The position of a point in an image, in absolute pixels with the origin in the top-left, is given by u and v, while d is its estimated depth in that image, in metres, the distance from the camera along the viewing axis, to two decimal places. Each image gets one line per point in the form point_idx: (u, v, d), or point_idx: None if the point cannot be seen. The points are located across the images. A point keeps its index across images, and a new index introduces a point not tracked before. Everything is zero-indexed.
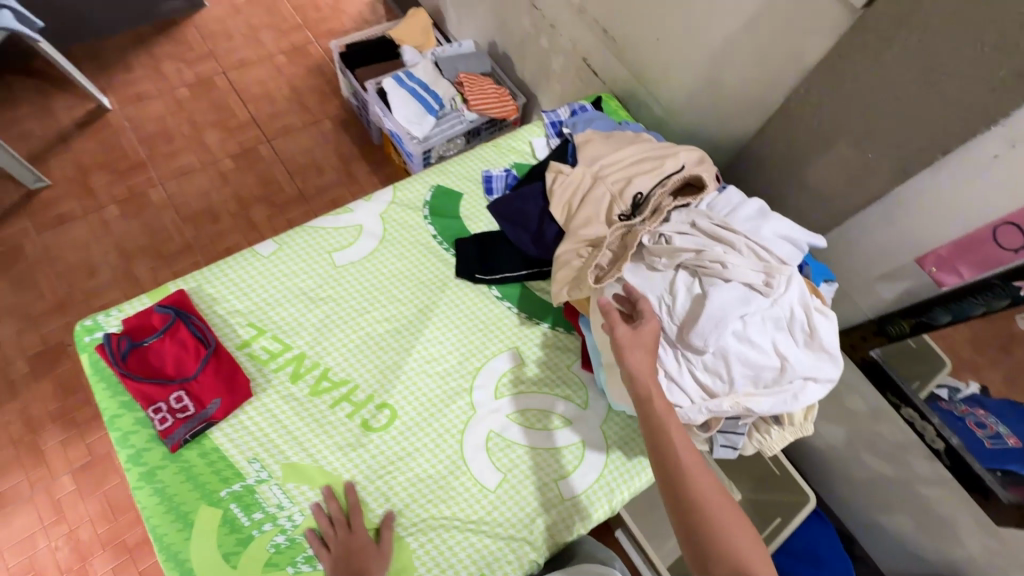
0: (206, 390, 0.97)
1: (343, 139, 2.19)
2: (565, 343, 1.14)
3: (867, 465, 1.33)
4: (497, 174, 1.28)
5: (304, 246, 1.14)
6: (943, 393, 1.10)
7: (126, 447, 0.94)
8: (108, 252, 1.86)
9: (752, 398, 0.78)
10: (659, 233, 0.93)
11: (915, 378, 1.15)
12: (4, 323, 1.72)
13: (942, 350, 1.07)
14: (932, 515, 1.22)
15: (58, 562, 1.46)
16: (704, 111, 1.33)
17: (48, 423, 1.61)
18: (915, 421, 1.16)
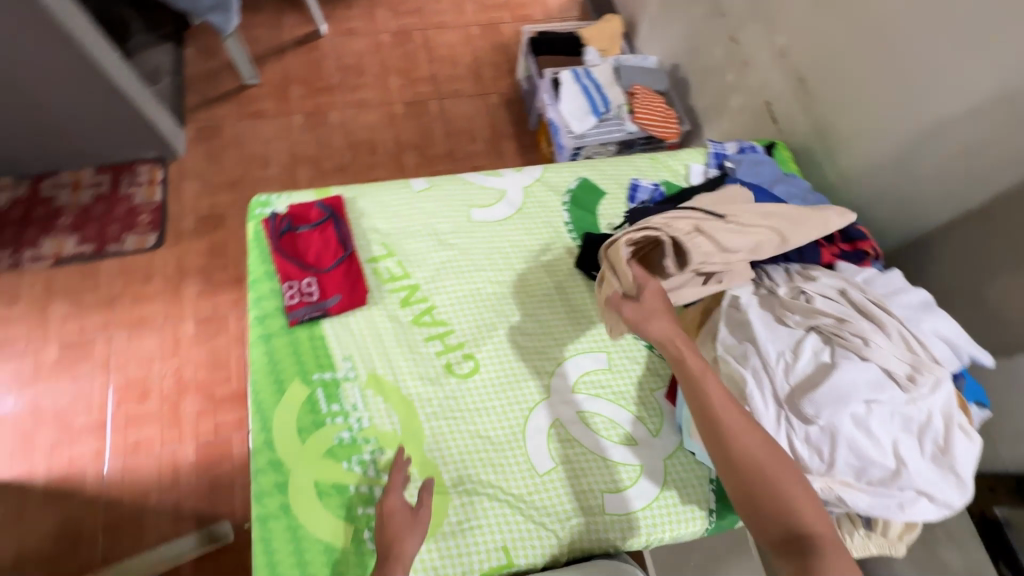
0: (332, 285, 1.09)
1: (502, 117, 2.31)
2: (656, 367, 1.12)
3: None
4: (646, 186, 1.29)
5: (450, 193, 1.23)
6: None
7: (256, 308, 1.08)
8: (283, 152, 2.13)
9: (850, 489, 0.72)
10: (799, 287, 0.87)
11: None
12: (189, 183, 2.03)
13: None
14: None
15: (162, 388, 1.72)
16: (884, 191, 1.23)
17: (193, 274, 1.88)
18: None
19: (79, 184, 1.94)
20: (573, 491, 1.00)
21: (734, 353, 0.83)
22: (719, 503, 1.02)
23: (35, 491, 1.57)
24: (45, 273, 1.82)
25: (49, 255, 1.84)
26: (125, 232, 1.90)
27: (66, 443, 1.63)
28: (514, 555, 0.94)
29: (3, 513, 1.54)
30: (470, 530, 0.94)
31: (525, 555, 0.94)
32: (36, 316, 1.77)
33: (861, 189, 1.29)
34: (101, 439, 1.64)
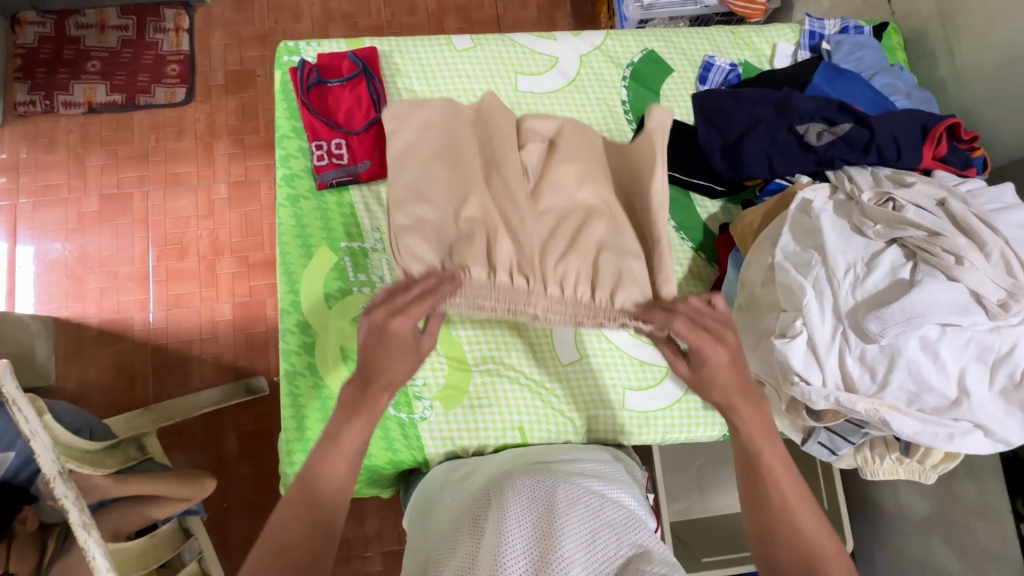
0: (362, 149, 1.01)
1: None
2: (698, 270, 1.05)
3: (919, 549, 1.18)
4: (720, 66, 1.11)
5: (496, 56, 1.09)
6: None
7: (284, 167, 1.02)
8: (315, 5, 1.92)
9: (897, 413, 0.67)
10: (889, 195, 0.75)
11: None
12: (217, 34, 1.88)
13: None
14: None
15: (199, 247, 1.75)
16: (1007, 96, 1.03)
17: (224, 134, 1.82)
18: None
19: (105, 25, 1.82)
20: (595, 383, 0.99)
21: (797, 261, 0.75)
22: None
23: (89, 330, 1.68)
24: (79, 120, 1.78)
25: (81, 102, 1.78)
26: (154, 83, 1.81)
27: (113, 289, 1.71)
28: (529, 436, 0.96)
29: (63, 346, 1.66)
30: (490, 409, 0.96)
31: (539, 439, 0.96)
32: (75, 164, 1.77)
33: (977, 90, 1.08)
34: (146, 290, 1.71)
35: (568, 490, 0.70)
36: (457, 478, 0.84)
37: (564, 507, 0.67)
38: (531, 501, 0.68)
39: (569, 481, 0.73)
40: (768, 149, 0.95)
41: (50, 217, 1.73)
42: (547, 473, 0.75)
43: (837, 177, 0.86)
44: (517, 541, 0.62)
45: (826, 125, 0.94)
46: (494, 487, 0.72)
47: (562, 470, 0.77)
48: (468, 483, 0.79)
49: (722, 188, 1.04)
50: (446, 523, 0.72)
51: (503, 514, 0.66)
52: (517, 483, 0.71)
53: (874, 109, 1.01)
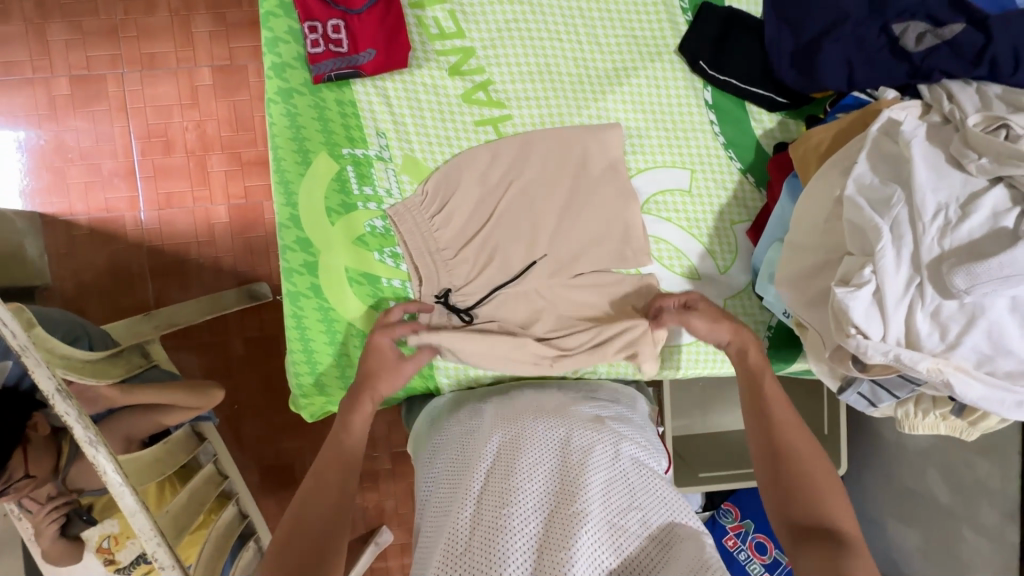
0: (364, 34, 0.84)
1: None
2: (745, 195, 0.93)
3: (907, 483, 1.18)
4: None
5: None
6: None
7: (272, 53, 0.84)
8: None
9: (966, 378, 0.60)
10: (1002, 122, 0.63)
11: None
12: None
13: None
14: (946, 554, 1.08)
15: (187, 141, 1.52)
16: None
17: (202, 7, 1.51)
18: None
19: None
20: None
21: (874, 197, 0.66)
22: (771, 350, 0.94)
23: (79, 229, 1.51)
24: None
25: None
26: None
27: (98, 185, 1.51)
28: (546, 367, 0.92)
29: (54, 245, 1.50)
30: None
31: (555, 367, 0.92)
32: (35, 35, 1.47)
33: None
34: (134, 187, 1.52)
35: (583, 438, 0.67)
36: (465, 411, 0.80)
37: (579, 458, 0.64)
38: (543, 450, 0.65)
39: (583, 426, 0.69)
40: (851, 55, 0.80)
41: (16, 102, 1.48)
42: (560, 416, 0.72)
43: (932, 95, 0.73)
44: (531, 501, 0.60)
45: (929, 26, 0.77)
46: (505, 433, 0.69)
47: (575, 412, 0.74)
48: (477, 418, 0.76)
49: (785, 101, 0.90)
50: (455, 464, 0.69)
51: (514, 469, 0.63)
52: (529, 430, 0.68)
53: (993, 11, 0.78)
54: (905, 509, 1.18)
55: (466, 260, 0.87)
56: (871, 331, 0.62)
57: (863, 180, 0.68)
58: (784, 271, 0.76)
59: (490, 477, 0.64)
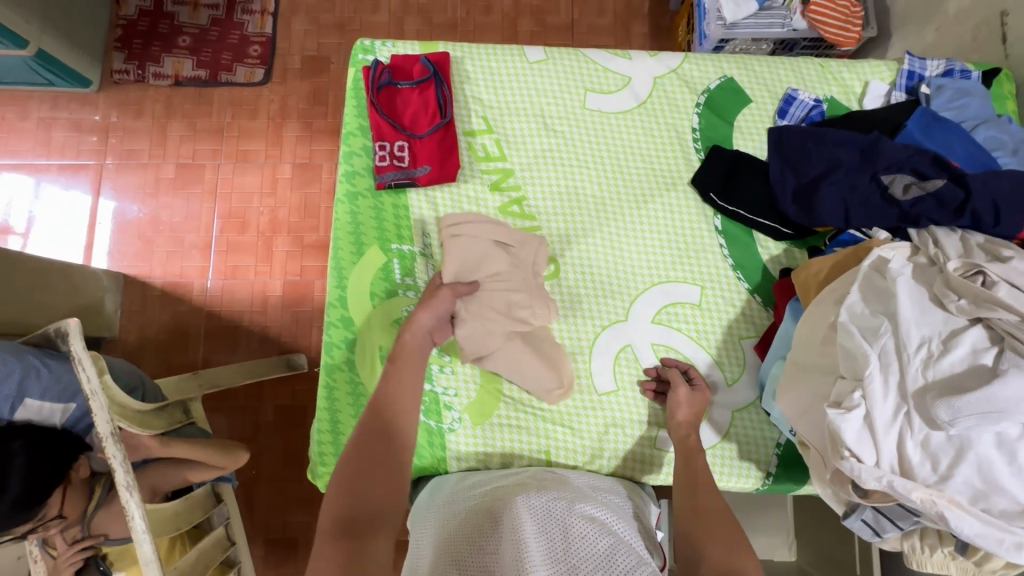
0: (423, 153, 1.01)
1: None
2: (752, 314, 1.00)
3: None
4: (804, 100, 1.04)
5: (569, 71, 1.06)
6: None
7: (347, 163, 1.03)
8: None
9: (963, 512, 0.61)
10: (979, 269, 0.70)
11: None
12: (298, 19, 1.86)
13: None
14: None
15: (259, 223, 1.74)
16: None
17: (295, 117, 1.80)
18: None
19: (198, 4, 1.83)
20: (619, 419, 0.96)
21: (864, 325, 0.70)
22: (780, 469, 0.94)
23: (153, 290, 1.70)
24: (165, 91, 1.80)
25: (169, 74, 1.79)
26: (236, 61, 1.81)
27: (178, 254, 1.72)
28: (554, 459, 0.95)
29: (129, 302, 1.69)
30: (514, 436, 0.95)
31: (563, 460, 0.95)
32: (157, 131, 1.78)
33: None
34: (207, 258, 1.72)
35: (581, 510, 0.77)
36: (467, 485, 0.88)
37: (579, 527, 0.73)
38: (549, 515, 0.74)
39: (581, 501, 0.79)
40: (846, 198, 0.90)
41: (130, 181, 1.76)
42: (561, 490, 0.81)
43: (920, 238, 0.80)
44: (542, 556, 0.67)
45: (914, 178, 0.88)
46: (512, 495, 0.77)
47: (573, 489, 0.83)
48: (480, 487, 0.86)
49: (791, 231, 0.99)
50: (461, 524, 0.76)
51: (525, 526, 0.70)
52: (537, 497, 0.77)
53: (974, 166, 0.91)
54: None
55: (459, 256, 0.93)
56: (865, 455, 0.65)
57: (855, 308, 0.72)
58: (785, 387, 0.80)
59: (500, 533, 0.70)
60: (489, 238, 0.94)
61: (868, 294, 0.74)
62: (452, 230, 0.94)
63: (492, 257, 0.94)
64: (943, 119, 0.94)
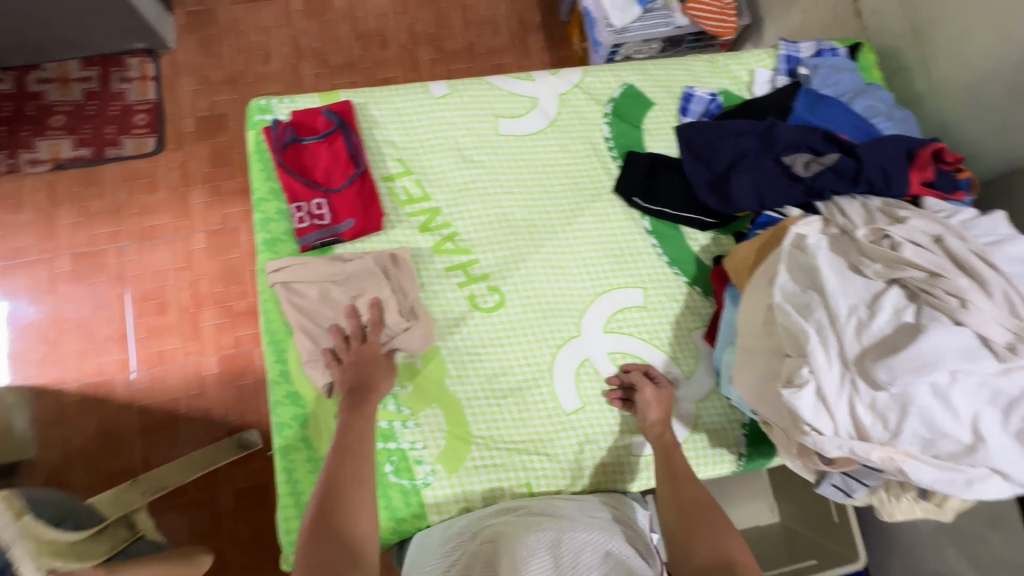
0: (344, 208, 0.97)
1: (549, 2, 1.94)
2: (694, 305, 1.03)
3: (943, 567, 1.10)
4: (700, 96, 1.09)
5: (476, 101, 1.06)
6: None
7: (264, 231, 0.98)
8: (284, 45, 1.80)
9: (916, 462, 0.65)
10: (884, 233, 0.75)
11: None
12: (184, 80, 1.75)
13: None
14: None
15: (180, 300, 1.62)
16: (999, 104, 1.00)
17: (199, 183, 1.69)
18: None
19: (67, 79, 1.68)
20: (591, 435, 0.96)
21: (797, 302, 0.74)
22: (750, 447, 0.98)
23: (70, 398, 1.53)
24: (46, 178, 1.64)
25: (47, 159, 1.64)
26: (122, 134, 1.68)
27: (93, 351, 1.57)
28: (536, 490, 0.93)
29: (43, 415, 1.51)
30: (492, 475, 0.92)
31: (545, 488, 0.93)
32: (44, 222, 1.62)
33: (953, 103, 1.08)
34: (126, 349, 1.58)
35: (572, 539, 0.75)
36: (450, 535, 0.84)
37: (571, 561, 0.72)
38: (541, 553, 0.72)
39: (571, 528, 0.77)
40: (758, 183, 0.95)
41: (20, 282, 1.58)
42: (548, 519, 0.79)
43: (828, 211, 0.86)
44: None
45: (812, 156, 0.94)
46: (498, 539, 0.74)
47: (559, 514, 0.81)
48: (464, 532, 0.83)
49: (714, 220, 1.03)
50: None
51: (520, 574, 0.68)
52: (527, 535, 0.74)
53: (859, 135, 0.99)
54: None
55: (299, 291, 0.92)
56: (823, 427, 0.68)
57: (787, 286, 0.76)
58: (740, 372, 0.83)
59: None
60: (316, 267, 0.93)
61: (794, 269, 0.78)
62: (277, 274, 0.92)
63: (325, 283, 0.92)
64: (825, 97, 1.02)
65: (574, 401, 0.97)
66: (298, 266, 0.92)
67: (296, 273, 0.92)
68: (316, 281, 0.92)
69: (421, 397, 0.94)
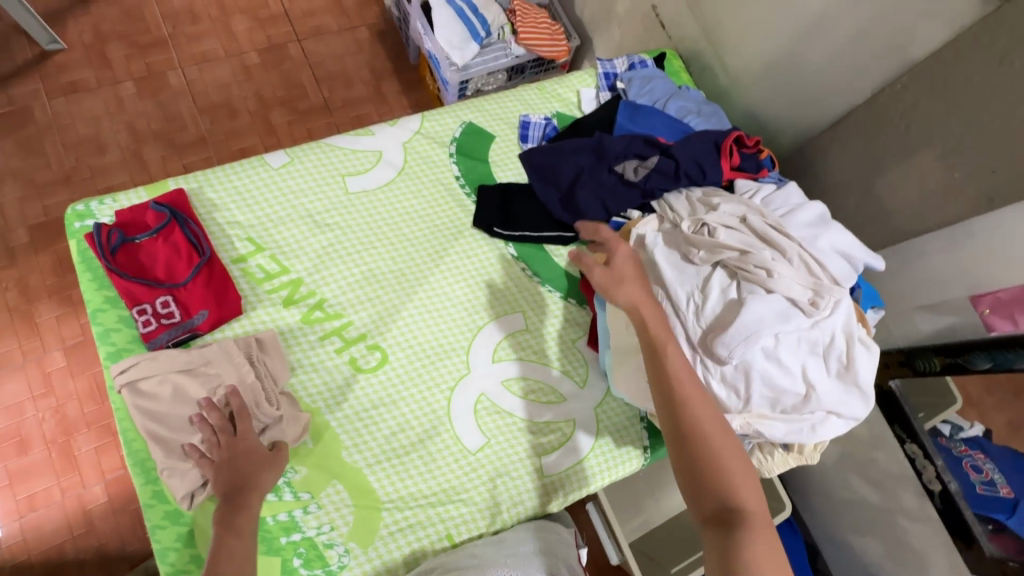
0: (193, 300, 0.91)
1: (395, 48, 1.97)
2: (573, 316, 1.08)
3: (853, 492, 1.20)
4: (536, 122, 1.16)
5: (319, 165, 1.05)
6: (944, 429, 1.01)
7: (106, 343, 0.89)
8: (119, 132, 1.68)
9: (766, 420, 0.72)
10: (701, 221, 0.82)
11: (920, 409, 1.04)
12: (7, 187, 1.57)
13: (956, 390, 0.97)
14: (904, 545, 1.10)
15: (43, 431, 1.38)
16: (788, 84, 1.16)
17: (45, 297, 1.50)
18: (916, 458, 1.04)
19: None
20: (501, 468, 0.96)
21: None
22: (652, 438, 1.03)
23: None
24: None
25: None
26: None
27: None
28: (458, 539, 0.91)
29: None
30: (410, 537, 0.89)
31: (466, 535, 0.91)
32: None
33: (751, 90, 1.24)
34: None
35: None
36: None
37: None
38: None
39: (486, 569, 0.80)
40: (599, 195, 1.02)
41: None
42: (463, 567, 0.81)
43: (660, 208, 0.93)
44: None
45: (638, 161, 1.03)
46: None
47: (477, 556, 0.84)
48: None
49: (572, 233, 1.10)
50: None
51: None
52: None
53: (676, 135, 1.10)
54: (853, 520, 1.21)
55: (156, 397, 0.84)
56: None
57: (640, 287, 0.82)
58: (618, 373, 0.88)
59: None
60: (170, 369, 0.85)
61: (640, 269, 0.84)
62: (125, 380, 0.84)
63: (183, 383, 0.85)
64: (643, 105, 1.13)
65: (479, 438, 0.96)
66: (141, 364, 0.84)
67: (148, 376, 0.84)
68: (170, 381, 0.84)
69: (317, 478, 0.89)
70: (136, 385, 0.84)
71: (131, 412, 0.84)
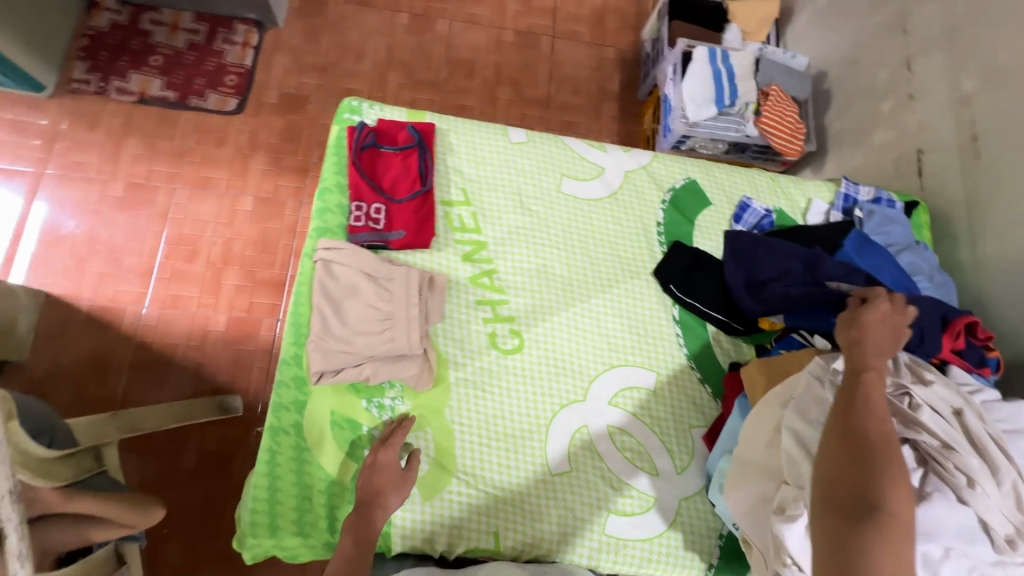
0: (400, 218, 1.02)
1: (631, 79, 2.03)
2: (701, 402, 1.04)
3: None
4: (755, 209, 1.14)
5: (547, 156, 1.12)
6: None
7: (320, 219, 1.02)
8: (379, 50, 1.90)
9: None
10: (905, 390, 0.74)
11: None
12: (281, 55, 1.84)
13: None
14: None
15: (211, 253, 1.60)
16: None
17: (263, 150, 1.72)
18: None
19: (177, 27, 1.78)
20: (570, 503, 0.95)
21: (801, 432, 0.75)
22: (722, 560, 0.96)
23: (77, 314, 1.51)
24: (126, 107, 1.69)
25: (134, 91, 1.70)
26: (209, 87, 1.75)
27: (113, 278, 1.55)
28: (503, 542, 0.92)
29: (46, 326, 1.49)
30: (465, 514, 0.92)
31: (512, 543, 0.92)
32: (110, 148, 1.66)
33: (992, 280, 1.12)
34: (146, 285, 1.56)
35: None
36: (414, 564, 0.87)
37: None
38: None
39: None
40: (790, 306, 0.98)
41: (70, 193, 1.60)
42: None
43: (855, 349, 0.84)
44: None
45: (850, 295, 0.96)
46: None
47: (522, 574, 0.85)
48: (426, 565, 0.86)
49: (742, 327, 1.06)
50: None
51: None
52: None
53: (898, 288, 1.02)
54: None
55: (340, 283, 0.96)
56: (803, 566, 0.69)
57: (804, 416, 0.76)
58: (732, 485, 0.83)
59: None
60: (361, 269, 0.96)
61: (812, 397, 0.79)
62: (325, 256, 0.97)
63: (365, 284, 0.96)
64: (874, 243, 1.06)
65: (564, 465, 0.97)
66: (345, 252, 0.96)
67: (343, 262, 0.96)
68: (357, 277, 0.96)
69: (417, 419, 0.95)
70: (330, 265, 0.96)
71: (316, 285, 0.96)
